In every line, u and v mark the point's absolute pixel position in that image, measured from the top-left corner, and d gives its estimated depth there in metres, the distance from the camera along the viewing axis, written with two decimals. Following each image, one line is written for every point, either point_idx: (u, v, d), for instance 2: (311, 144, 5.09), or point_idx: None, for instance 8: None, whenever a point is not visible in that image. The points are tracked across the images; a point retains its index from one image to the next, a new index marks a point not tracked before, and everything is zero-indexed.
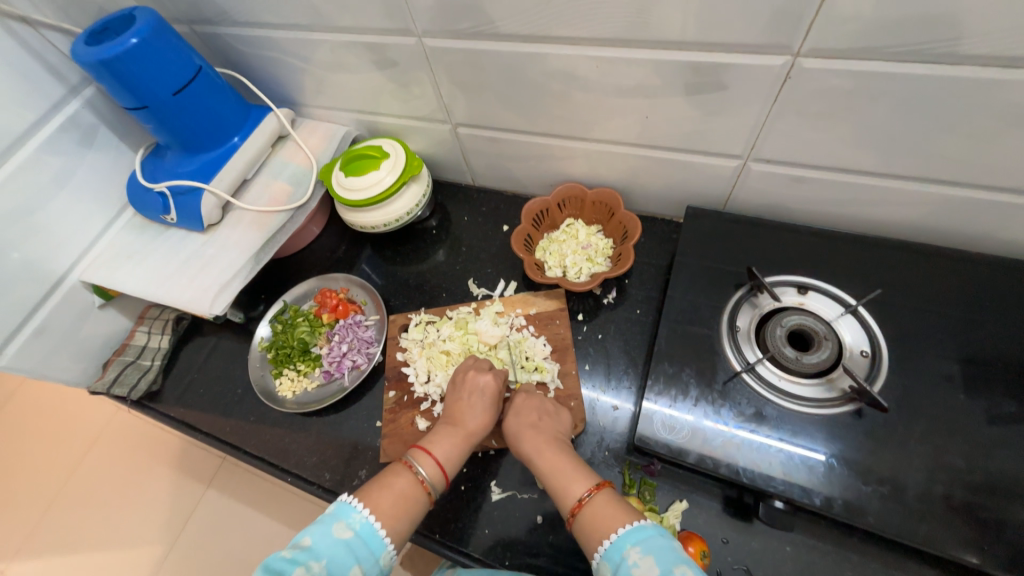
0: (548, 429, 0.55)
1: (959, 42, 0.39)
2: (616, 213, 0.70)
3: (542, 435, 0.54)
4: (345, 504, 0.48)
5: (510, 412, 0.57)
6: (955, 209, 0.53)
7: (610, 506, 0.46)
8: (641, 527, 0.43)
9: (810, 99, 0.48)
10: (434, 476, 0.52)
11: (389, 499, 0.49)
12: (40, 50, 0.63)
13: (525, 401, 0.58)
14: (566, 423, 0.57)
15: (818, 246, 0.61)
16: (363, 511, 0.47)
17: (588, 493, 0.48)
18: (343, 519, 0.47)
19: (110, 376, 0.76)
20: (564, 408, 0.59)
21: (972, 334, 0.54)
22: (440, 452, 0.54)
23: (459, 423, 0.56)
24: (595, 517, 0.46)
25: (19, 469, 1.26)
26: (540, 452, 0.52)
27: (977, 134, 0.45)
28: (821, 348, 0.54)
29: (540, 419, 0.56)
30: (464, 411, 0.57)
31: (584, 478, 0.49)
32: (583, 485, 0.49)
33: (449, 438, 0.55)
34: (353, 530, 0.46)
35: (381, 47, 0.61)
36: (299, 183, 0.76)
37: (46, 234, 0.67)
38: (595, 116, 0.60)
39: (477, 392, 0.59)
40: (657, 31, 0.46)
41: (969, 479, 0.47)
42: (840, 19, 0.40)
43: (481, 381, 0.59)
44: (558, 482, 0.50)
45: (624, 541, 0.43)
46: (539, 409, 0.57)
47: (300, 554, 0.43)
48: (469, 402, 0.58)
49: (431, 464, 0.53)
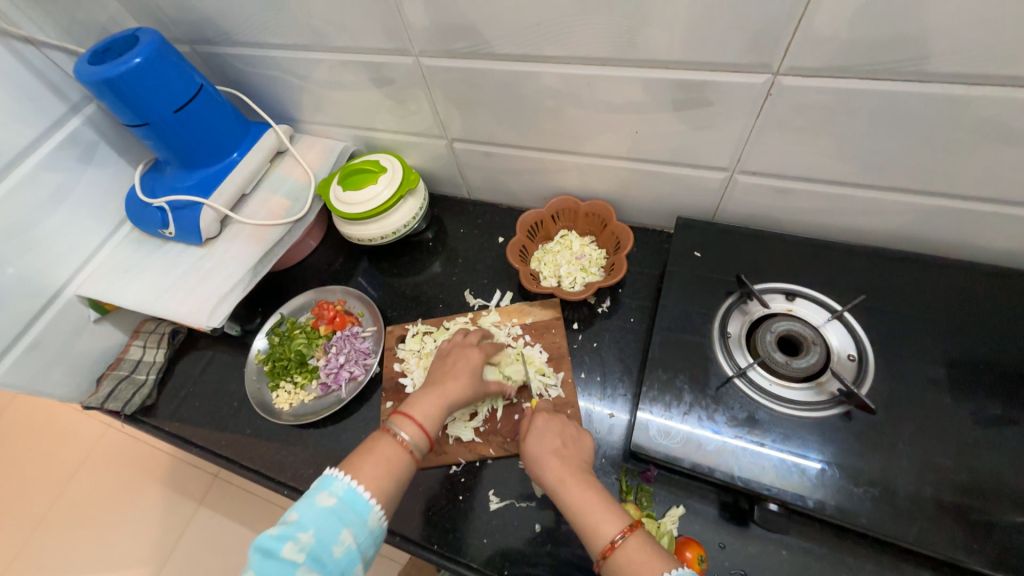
0: (573, 457, 0.53)
1: (928, 61, 0.41)
2: (608, 224, 0.71)
3: (567, 464, 0.51)
4: (327, 476, 0.48)
5: (532, 435, 0.55)
6: (933, 218, 0.56)
7: (643, 552, 0.44)
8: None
9: (791, 115, 0.50)
10: (415, 436, 0.53)
11: (371, 462, 0.49)
12: (44, 69, 0.64)
13: (547, 424, 0.56)
14: (589, 450, 0.55)
15: (805, 255, 0.63)
16: (345, 479, 0.48)
17: (620, 535, 0.45)
18: (326, 489, 0.47)
19: (103, 392, 0.75)
20: (587, 434, 0.57)
21: (955, 338, 0.56)
22: (420, 413, 0.54)
23: (440, 385, 0.58)
24: (630, 562, 0.43)
25: (4, 489, 1.23)
26: (566, 484, 0.50)
27: (949, 147, 0.47)
28: (810, 352, 0.56)
29: (564, 445, 0.54)
30: (448, 376, 0.59)
31: (615, 517, 0.46)
32: (614, 526, 0.46)
33: (428, 399, 0.56)
34: (337, 497, 0.46)
35: (378, 66, 0.63)
36: (297, 198, 0.77)
37: (43, 248, 0.68)
38: (586, 131, 0.62)
39: (461, 361, 0.60)
40: (645, 51, 0.48)
41: (956, 480, 0.48)
42: (816, 39, 0.42)
43: (463, 351, 0.61)
44: (588, 519, 0.47)
45: None
46: (561, 433, 0.55)
47: (287, 530, 0.44)
48: (450, 367, 0.60)
49: (412, 426, 0.53)
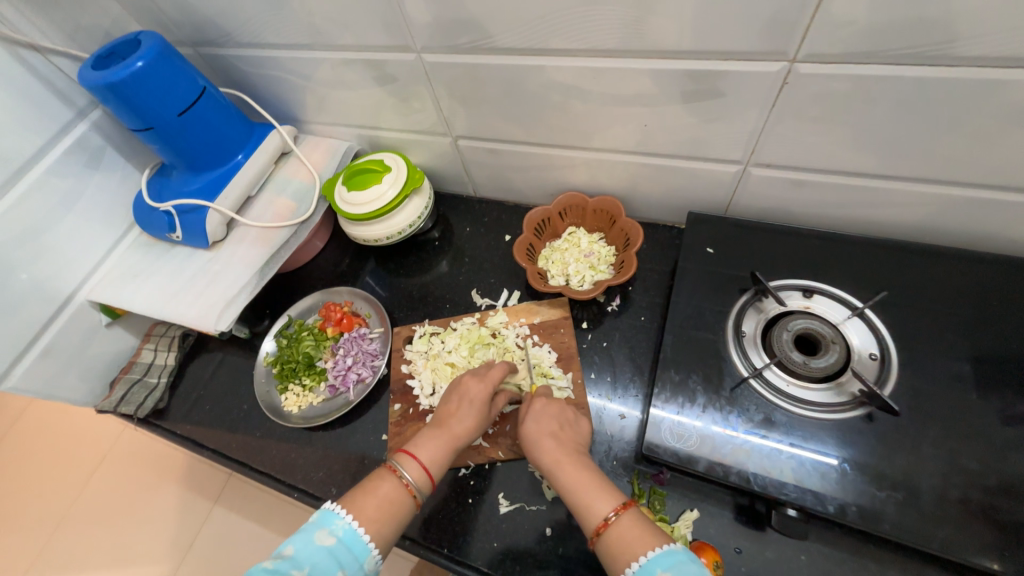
0: (570, 440, 0.53)
1: (955, 44, 0.39)
2: (618, 220, 0.70)
3: (563, 446, 0.51)
4: (328, 511, 0.48)
5: (530, 418, 0.54)
6: (959, 210, 0.53)
7: (637, 529, 0.43)
8: (672, 551, 0.41)
9: (808, 104, 0.48)
10: (419, 479, 0.51)
11: (373, 502, 0.49)
12: (49, 76, 0.64)
13: (545, 407, 0.55)
14: (585, 433, 0.55)
15: (822, 249, 0.61)
16: (346, 517, 0.47)
17: (613, 513, 0.45)
18: (326, 526, 0.46)
19: (116, 396, 0.76)
20: (583, 417, 0.57)
21: (983, 334, 0.53)
22: (425, 454, 0.53)
23: (445, 425, 0.55)
24: (622, 540, 0.43)
25: (29, 488, 1.26)
26: (561, 464, 0.49)
27: (977, 134, 0.45)
28: (829, 352, 0.54)
29: (561, 428, 0.53)
30: (453, 414, 0.57)
31: (608, 495, 0.46)
32: (608, 503, 0.46)
33: (433, 440, 0.54)
34: (336, 536, 0.46)
35: (380, 63, 0.62)
36: (302, 199, 0.77)
37: (53, 255, 0.68)
38: (593, 126, 0.60)
39: (466, 399, 0.58)
40: (652, 41, 0.47)
41: (985, 483, 0.46)
42: (834, 24, 0.40)
43: (469, 387, 0.59)
44: (582, 497, 0.47)
45: (654, 564, 0.40)
46: (558, 417, 0.55)
47: (282, 565, 0.43)
48: (457, 405, 0.57)
49: (416, 467, 0.52)
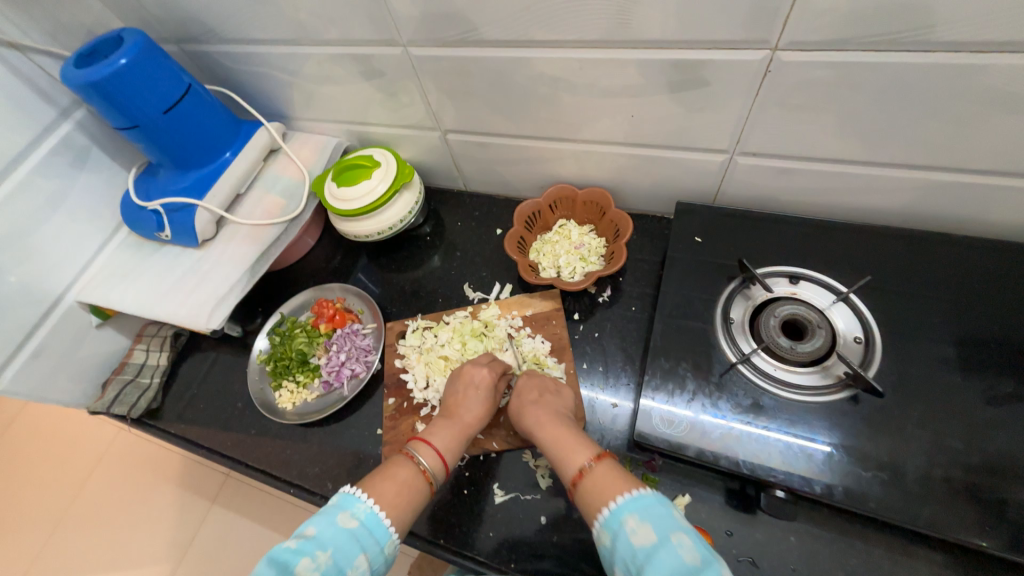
0: (550, 404, 0.56)
1: (933, 30, 0.39)
2: (607, 212, 0.70)
3: (544, 410, 0.55)
4: (348, 495, 0.48)
5: (514, 395, 0.59)
6: (941, 195, 0.54)
7: (611, 474, 0.46)
8: (640, 495, 0.42)
9: (790, 93, 0.48)
10: (435, 466, 0.53)
11: (391, 487, 0.49)
12: (31, 74, 0.63)
13: (530, 381, 0.60)
14: (569, 400, 0.58)
15: (809, 236, 0.61)
16: (367, 501, 0.48)
17: (589, 463, 0.47)
18: (348, 509, 0.47)
19: (109, 396, 0.76)
20: (566, 388, 0.59)
21: (965, 316, 0.54)
22: (439, 441, 0.55)
23: (456, 416, 0.57)
24: (596, 485, 0.45)
25: (23, 492, 1.26)
26: (542, 425, 0.53)
27: (956, 120, 0.45)
28: (815, 336, 0.55)
29: (542, 396, 0.57)
30: (461, 404, 0.58)
31: (585, 449, 0.49)
32: (585, 455, 0.48)
33: (447, 428, 0.56)
34: (358, 519, 0.46)
35: (367, 58, 0.62)
36: (292, 196, 0.77)
37: (41, 256, 0.68)
38: (581, 118, 0.61)
39: (472, 386, 0.60)
40: (637, 31, 0.47)
41: (968, 462, 0.47)
42: (815, 12, 0.40)
43: (475, 375, 0.60)
44: (561, 455, 0.50)
45: (623, 508, 0.42)
46: (540, 386, 0.59)
47: (305, 544, 0.43)
48: (463, 395, 0.59)
49: (432, 454, 0.53)
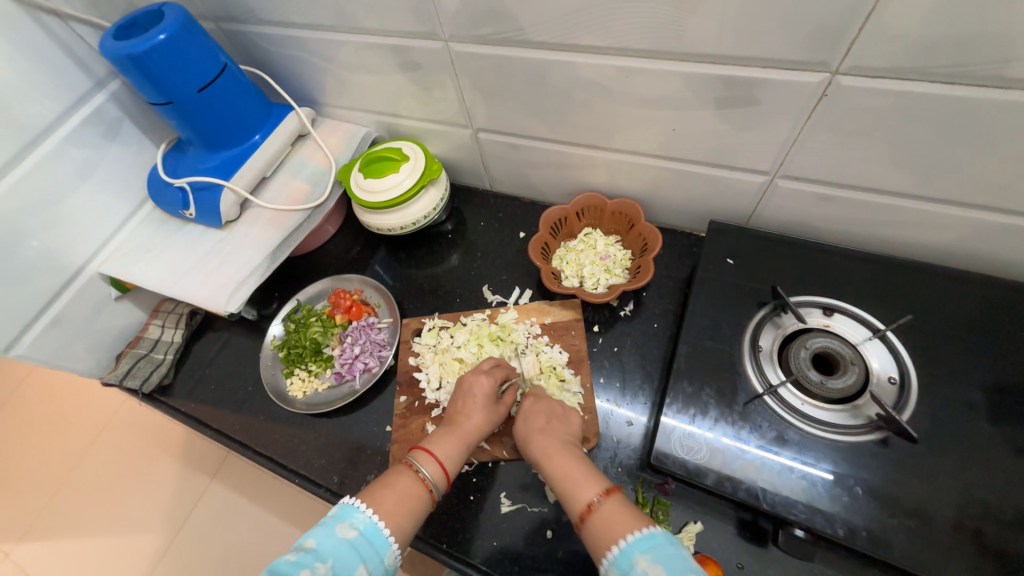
0: (557, 431, 0.55)
1: (1008, 65, 0.37)
2: (636, 225, 0.68)
3: (550, 437, 0.53)
4: (347, 506, 0.48)
5: (519, 416, 0.57)
6: (991, 235, 0.52)
7: (620, 513, 0.45)
8: (651, 534, 0.42)
9: (844, 119, 0.46)
10: (436, 475, 0.52)
11: (391, 496, 0.49)
12: (70, 43, 0.63)
13: (533, 406, 0.57)
14: (575, 426, 0.57)
15: (844, 266, 0.60)
16: (366, 511, 0.47)
17: (597, 498, 0.46)
18: (347, 519, 0.47)
19: (122, 369, 0.76)
20: (574, 412, 0.58)
21: (1005, 362, 0.52)
22: (442, 450, 0.54)
23: (456, 424, 0.57)
24: (604, 521, 0.44)
25: (29, 452, 1.28)
26: (549, 456, 0.51)
27: (1020, 160, 0.43)
28: (847, 372, 0.53)
29: (548, 421, 0.56)
30: (462, 413, 0.57)
31: (593, 483, 0.48)
32: (592, 489, 0.47)
33: (449, 437, 0.55)
34: (357, 529, 0.46)
35: (406, 50, 0.61)
36: (317, 183, 0.76)
37: (66, 225, 0.68)
38: (619, 126, 0.59)
39: (470, 393, 0.59)
40: (689, 42, 0.45)
41: (1001, 517, 0.45)
42: (883, 37, 0.39)
43: (474, 384, 0.59)
44: (567, 485, 0.48)
45: (633, 548, 0.41)
46: (547, 411, 0.57)
47: (305, 557, 0.43)
48: (462, 404, 0.58)
49: (433, 463, 0.53)
